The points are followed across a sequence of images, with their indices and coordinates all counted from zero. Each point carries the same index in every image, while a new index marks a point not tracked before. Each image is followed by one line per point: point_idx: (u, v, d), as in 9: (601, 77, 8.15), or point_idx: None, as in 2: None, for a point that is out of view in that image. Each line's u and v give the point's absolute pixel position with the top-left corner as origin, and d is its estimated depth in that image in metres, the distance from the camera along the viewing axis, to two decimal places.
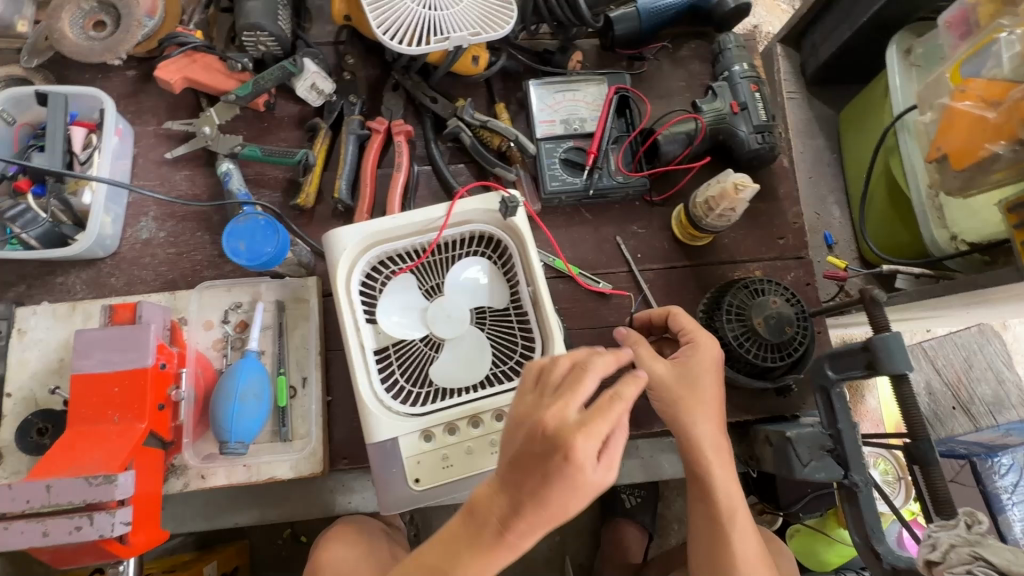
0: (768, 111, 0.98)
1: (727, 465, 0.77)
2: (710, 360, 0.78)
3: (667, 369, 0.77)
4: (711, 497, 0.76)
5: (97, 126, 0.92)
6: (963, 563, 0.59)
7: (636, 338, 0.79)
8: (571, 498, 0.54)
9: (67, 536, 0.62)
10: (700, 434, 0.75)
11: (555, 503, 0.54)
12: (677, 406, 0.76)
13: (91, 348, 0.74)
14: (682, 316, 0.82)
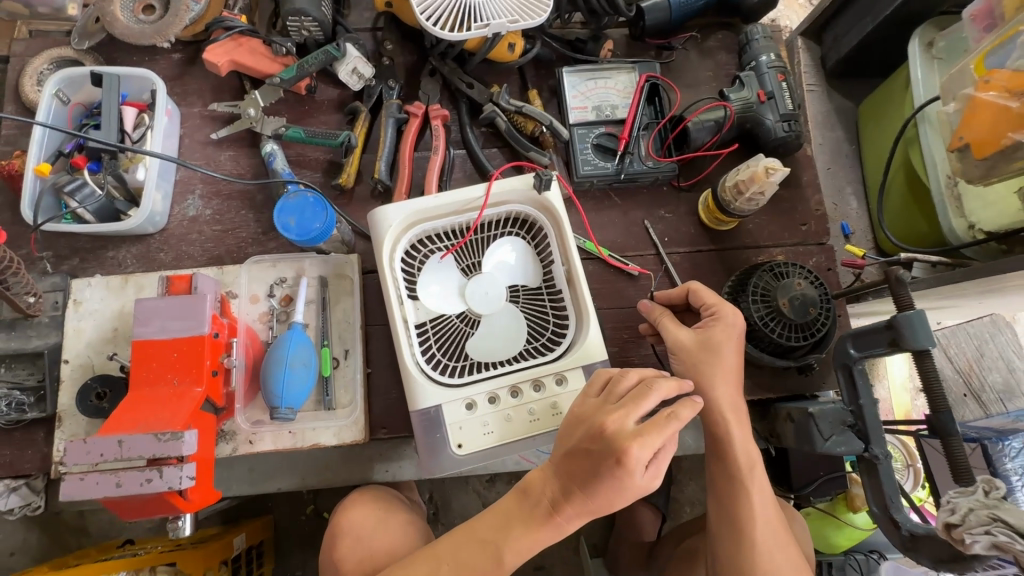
0: (794, 100, 1.01)
1: (744, 425, 0.83)
2: (733, 332, 0.83)
3: (690, 337, 0.84)
4: (730, 456, 0.82)
5: (147, 107, 0.95)
6: (982, 524, 0.63)
7: (660, 311, 0.88)
8: (615, 499, 0.65)
9: (140, 487, 0.66)
10: (718, 395, 0.82)
11: (600, 500, 0.65)
12: (697, 370, 0.83)
13: (151, 316, 0.78)
14: (703, 291, 0.86)
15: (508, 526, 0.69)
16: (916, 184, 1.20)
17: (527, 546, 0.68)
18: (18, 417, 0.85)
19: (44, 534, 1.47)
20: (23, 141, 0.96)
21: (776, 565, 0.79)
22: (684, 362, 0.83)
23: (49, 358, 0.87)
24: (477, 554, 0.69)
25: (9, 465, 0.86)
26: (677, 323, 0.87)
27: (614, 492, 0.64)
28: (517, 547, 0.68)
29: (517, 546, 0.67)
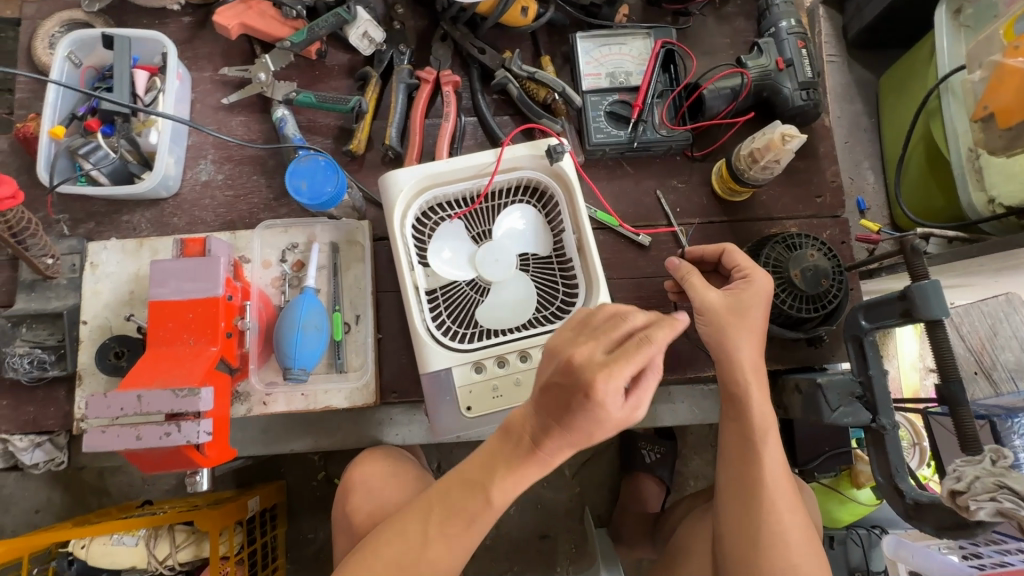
0: (814, 68, 0.98)
1: (764, 388, 0.84)
2: (763, 293, 0.84)
3: (720, 298, 0.84)
4: (746, 415, 0.84)
5: (158, 70, 0.95)
6: (987, 491, 0.63)
7: (688, 269, 0.87)
8: (595, 434, 0.57)
9: (158, 441, 0.68)
10: (743, 355, 0.82)
11: (579, 436, 0.58)
12: (723, 331, 0.83)
13: (167, 277, 0.79)
14: (738, 252, 0.88)
15: (492, 468, 0.68)
16: (936, 157, 1.19)
17: (515, 486, 0.68)
18: (40, 375, 0.87)
19: (67, 493, 1.53)
20: (37, 104, 0.96)
21: (785, 528, 0.80)
22: (716, 322, 0.83)
23: (68, 319, 0.89)
24: (466, 496, 0.70)
25: (33, 421, 0.88)
26: (705, 283, 0.85)
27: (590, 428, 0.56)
28: (505, 486, 0.68)
29: (502, 487, 0.67)
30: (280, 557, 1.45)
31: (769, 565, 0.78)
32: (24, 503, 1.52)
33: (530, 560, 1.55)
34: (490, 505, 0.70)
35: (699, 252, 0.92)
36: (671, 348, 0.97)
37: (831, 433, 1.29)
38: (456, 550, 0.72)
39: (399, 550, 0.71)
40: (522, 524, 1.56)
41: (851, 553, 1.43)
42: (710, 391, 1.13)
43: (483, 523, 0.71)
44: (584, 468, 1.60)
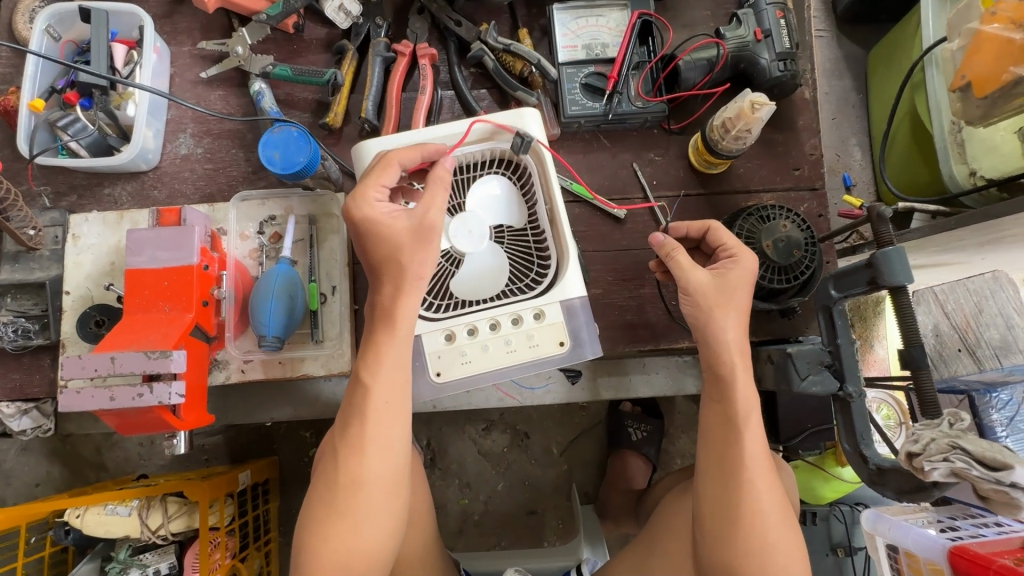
0: (793, 39, 0.97)
1: (748, 368, 0.83)
2: (748, 274, 0.83)
3: (707, 279, 0.83)
4: (730, 398, 0.82)
5: (136, 44, 0.95)
6: (940, 452, 0.65)
7: (673, 247, 0.85)
8: (400, 248, 0.76)
9: (132, 401, 0.71)
10: (728, 338, 0.82)
11: (386, 260, 0.76)
12: (707, 309, 0.82)
13: (142, 246, 0.81)
14: (723, 232, 0.86)
15: (363, 367, 0.73)
16: (919, 129, 1.22)
17: (393, 369, 0.73)
18: (25, 343, 0.89)
19: (66, 468, 1.57)
20: (19, 79, 0.98)
21: (762, 507, 0.78)
22: (701, 303, 0.83)
23: (50, 289, 0.91)
24: (352, 401, 0.73)
25: (19, 388, 0.91)
26: (692, 263, 0.84)
27: (396, 239, 0.76)
28: (377, 371, 0.73)
29: (377, 367, 0.72)
30: (272, 529, 1.48)
31: (744, 545, 0.77)
32: (24, 476, 1.56)
33: (518, 536, 1.57)
34: (382, 397, 0.72)
35: (683, 229, 0.91)
36: (645, 319, 0.98)
37: (813, 411, 1.27)
38: (377, 453, 0.71)
39: (325, 476, 0.71)
40: (510, 500, 1.58)
41: (833, 530, 1.44)
42: (687, 362, 1.14)
43: (384, 415, 0.72)
44: (571, 445, 1.61)
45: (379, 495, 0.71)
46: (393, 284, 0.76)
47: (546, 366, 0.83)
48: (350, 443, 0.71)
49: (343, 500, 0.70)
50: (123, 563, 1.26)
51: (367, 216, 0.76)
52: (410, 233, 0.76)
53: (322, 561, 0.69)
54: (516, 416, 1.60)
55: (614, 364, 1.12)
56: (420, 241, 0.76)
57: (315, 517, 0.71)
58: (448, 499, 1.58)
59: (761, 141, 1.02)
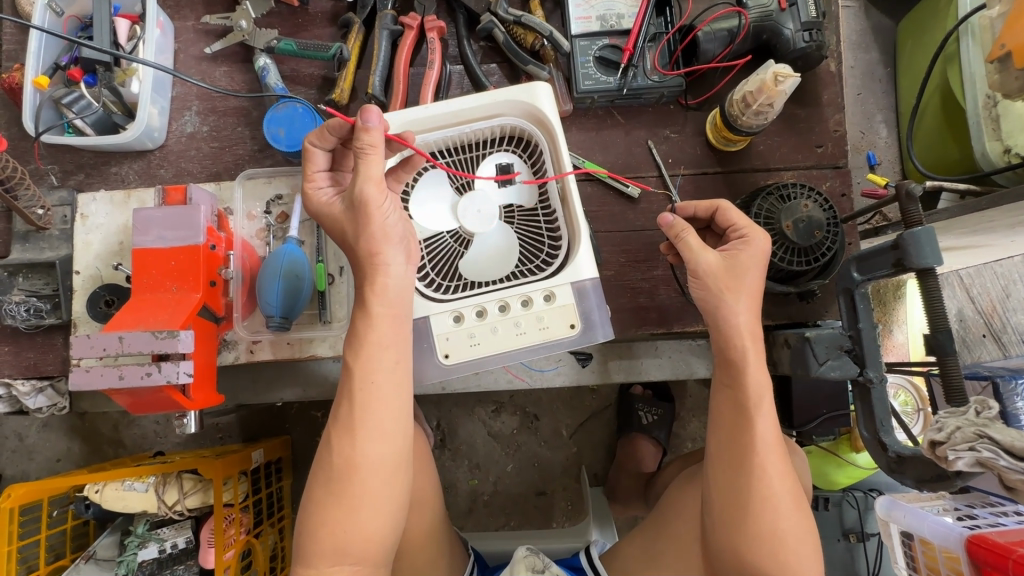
0: (820, 7, 0.93)
1: (759, 352, 0.80)
2: (762, 254, 0.80)
3: (717, 260, 0.80)
4: (739, 383, 0.79)
5: (139, 19, 0.93)
6: (966, 441, 0.62)
7: (682, 227, 0.82)
8: (344, 230, 0.74)
9: (141, 380, 0.71)
10: (740, 321, 0.79)
11: (343, 245, 0.75)
12: (721, 292, 0.80)
13: (150, 225, 0.80)
14: (732, 211, 0.83)
15: (350, 352, 0.72)
16: (951, 105, 1.17)
17: (381, 353, 0.71)
18: (37, 323, 0.90)
19: (85, 445, 1.60)
20: (23, 56, 0.96)
21: (773, 492, 0.76)
22: (712, 286, 0.80)
23: (61, 269, 0.91)
24: (343, 386, 0.72)
25: (33, 366, 0.92)
26: (701, 244, 0.81)
27: (338, 223, 0.74)
28: (366, 356, 0.71)
29: (363, 352, 0.71)
30: (285, 506, 1.50)
31: (758, 531, 0.76)
32: (45, 452, 1.60)
33: (526, 516, 1.57)
34: (371, 381, 0.71)
35: (691, 208, 0.88)
36: (657, 302, 0.95)
37: (830, 396, 1.25)
38: (370, 437, 0.70)
39: (321, 460, 0.71)
40: (519, 481, 1.59)
41: (845, 515, 1.42)
42: (699, 346, 1.13)
43: (372, 398, 0.70)
44: (580, 428, 1.61)
45: (374, 479, 0.70)
46: (355, 264, 0.74)
47: (557, 348, 0.81)
48: (342, 427, 0.70)
49: (341, 485, 0.69)
50: (141, 536, 1.29)
51: (315, 210, 0.76)
52: (346, 213, 0.73)
53: (322, 542, 0.69)
54: (526, 399, 1.60)
55: (625, 347, 1.10)
56: (355, 217, 0.71)
57: (314, 499, 0.71)
58: (457, 480, 1.59)
59: (784, 117, 0.98)
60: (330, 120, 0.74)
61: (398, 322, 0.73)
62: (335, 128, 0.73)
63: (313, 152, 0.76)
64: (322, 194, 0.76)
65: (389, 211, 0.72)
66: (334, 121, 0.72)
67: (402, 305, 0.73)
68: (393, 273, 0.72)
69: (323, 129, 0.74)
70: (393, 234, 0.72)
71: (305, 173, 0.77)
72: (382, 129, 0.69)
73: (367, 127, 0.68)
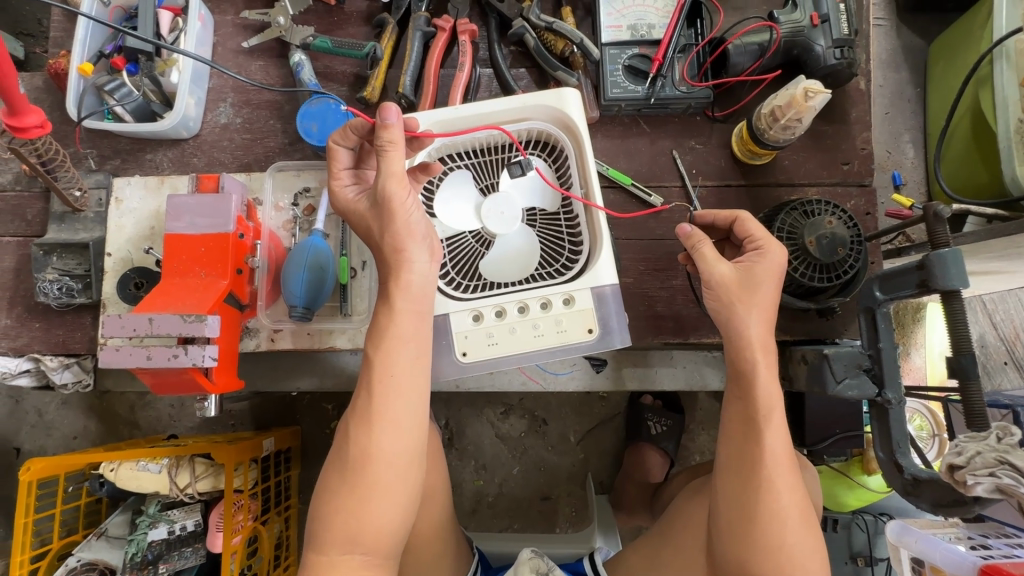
0: (852, 24, 0.92)
1: (771, 364, 0.80)
2: (776, 268, 0.80)
3: (730, 272, 0.81)
4: (747, 392, 0.80)
5: (181, 11, 0.96)
6: (987, 466, 0.62)
7: (699, 238, 0.83)
8: (369, 227, 0.75)
9: (168, 361, 0.73)
10: (751, 333, 0.79)
11: (368, 241, 0.76)
12: (730, 303, 0.80)
13: (182, 211, 0.83)
14: (750, 223, 0.83)
15: (371, 345, 0.73)
16: (981, 127, 1.16)
17: (401, 347, 0.72)
18: (68, 301, 0.92)
19: (102, 424, 1.64)
20: (69, 43, 1.00)
21: (781, 507, 0.76)
22: (724, 298, 0.80)
23: (94, 250, 0.94)
24: (363, 379, 0.73)
25: (62, 343, 0.94)
26: (717, 256, 0.82)
27: (364, 220, 0.75)
28: (387, 350, 0.72)
29: (384, 346, 0.72)
30: (292, 496, 1.52)
31: (765, 544, 0.75)
32: (63, 429, 1.64)
33: (530, 520, 1.57)
34: (390, 374, 0.72)
35: (709, 218, 0.88)
36: (674, 311, 0.96)
37: (843, 416, 1.24)
38: (386, 429, 0.71)
39: (339, 450, 0.72)
40: (524, 484, 1.59)
41: (854, 538, 1.40)
42: (715, 358, 1.13)
43: (390, 391, 0.71)
44: (588, 435, 1.60)
45: (389, 470, 0.71)
46: (380, 258, 0.75)
47: (573, 352, 0.82)
48: (360, 418, 0.71)
49: (356, 475, 0.70)
50: (152, 517, 1.31)
51: (340, 207, 0.78)
52: (372, 210, 0.74)
53: (335, 530, 0.70)
54: (535, 402, 1.60)
55: (639, 355, 1.11)
56: (380, 214, 0.72)
57: (329, 488, 0.72)
58: (463, 479, 1.60)
59: (810, 133, 0.98)
60: (353, 119, 0.75)
61: (421, 317, 0.74)
62: (357, 127, 0.74)
63: (337, 150, 0.77)
64: (348, 191, 0.78)
65: (412, 208, 0.73)
66: (358, 119, 0.73)
67: (424, 300, 0.74)
68: (417, 269, 0.73)
69: (346, 128, 0.75)
70: (417, 232, 0.73)
71: (331, 171, 0.78)
72: (400, 126, 0.70)
73: (387, 124, 0.68)
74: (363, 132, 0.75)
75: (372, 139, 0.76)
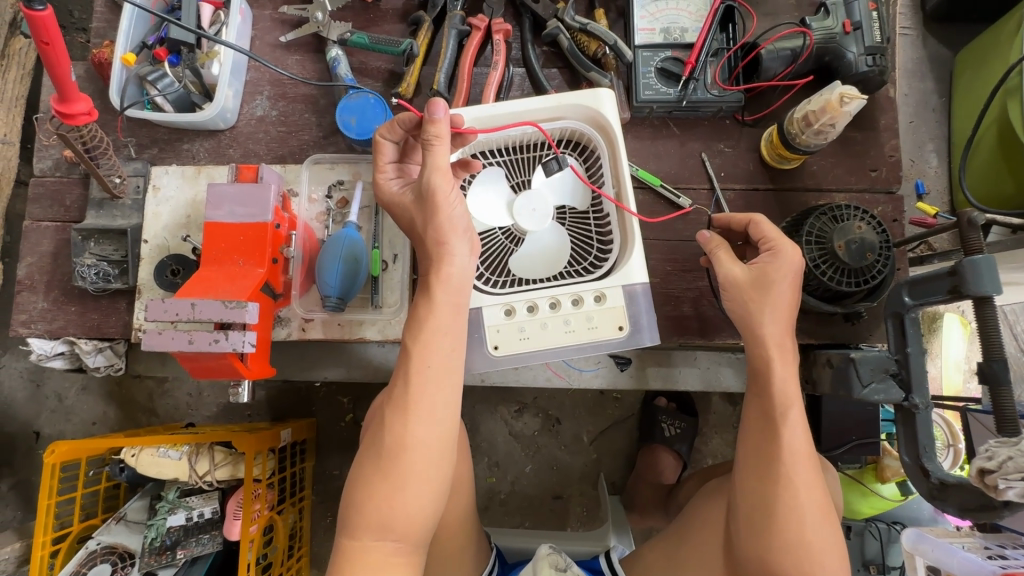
0: (885, 32, 0.93)
1: (788, 363, 0.81)
2: (790, 269, 0.80)
3: (744, 273, 0.83)
4: (768, 391, 0.81)
5: (222, 5, 0.98)
6: (1019, 471, 0.62)
7: (717, 243, 0.87)
8: (412, 220, 0.77)
9: (208, 346, 0.74)
10: (768, 333, 0.80)
11: (409, 233, 0.78)
12: (751, 304, 0.82)
13: (222, 201, 0.84)
14: (764, 224, 0.84)
15: (408, 335, 0.74)
16: (1007, 138, 1.16)
17: (438, 339, 0.74)
18: (104, 286, 0.94)
19: (120, 411, 1.66)
20: (111, 34, 1.02)
21: (800, 503, 0.76)
22: (741, 297, 0.82)
23: (130, 237, 0.96)
24: (400, 369, 0.74)
25: (96, 327, 0.96)
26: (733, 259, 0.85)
27: (407, 213, 0.77)
28: (424, 341, 0.73)
29: (422, 337, 0.73)
30: (306, 487, 1.53)
31: (786, 543, 0.76)
32: (83, 414, 1.66)
33: (542, 519, 1.58)
34: (426, 365, 0.73)
35: (726, 220, 0.89)
36: (700, 312, 0.96)
37: (861, 422, 1.25)
38: (421, 418, 0.72)
39: (373, 437, 0.74)
40: (536, 482, 1.60)
41: (867, 546, 1.41)
42: (736, 360, 1.13)
43: (426, 381, 0.73)
44: (601, 435, 1.61)
45: (423, 458, 0.72)
46: (421, 250, 0.77)
47: (603, 349, 0.83)
48: (396, 406, 0.72)
49: (389, 463, 0.71)
50: (171, 503, 1.33)
51: (383, 199, 0.79)
52: (416, 203, 0.76)
53: (367, 515, 0.71)
54: (550, 401, 1.61)
55: (661, 355, 1.12)
56: (423, 208, 0.74)
57: (362, 474, 0.73)
58: (476, 476, 1.61)
59: (839, 139, 0.99)
60: (400, 114, 0.77)
61: (458, 309, 0.75)
62: (405, 121, 0.76)
63: (384, 145, 0.79)
64: (391, 184, 0.79)
65: (455, 203, 0.74)
66: (406, 114, 0.75)
67: (462, 293, 0.75)
68: (458, 263, 0.75)
69: (394, 122, 0.77)
70: (458, 225, 0.75)
71: (376, 163, 0.80)
72: (447, 121, 0.72)
73: (434, 119, 0.70)
74: (409, 127, 0.78)
75: (418, 134, 0.78)
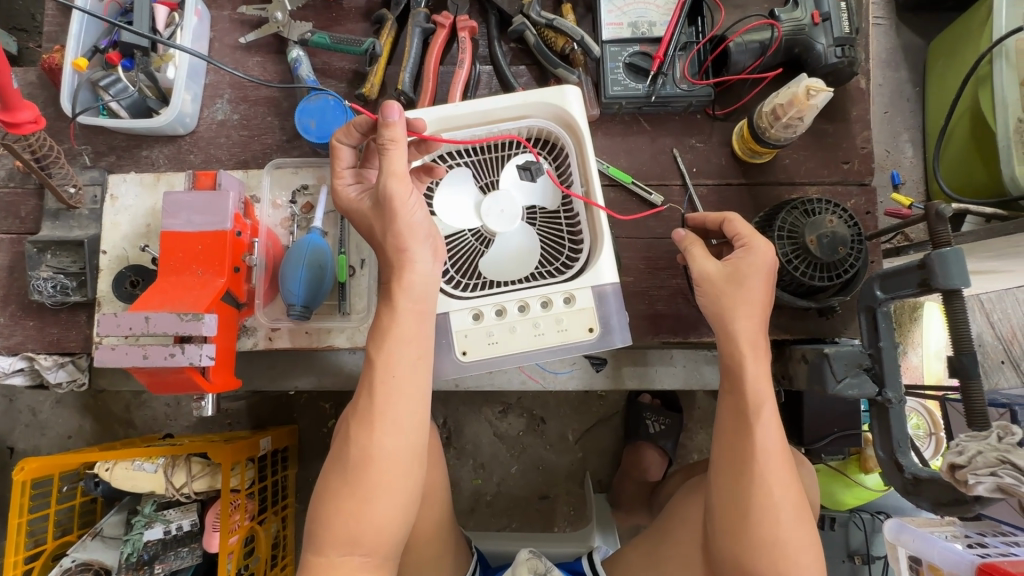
0: (853, 23, 0.92)
1: (760, 361, 0.80)
2: (764, 265, 0.79)
3: (717, 269, 0.82)
4: (740, 390, 0.80)
5: (177, 6, 0.95)
6: (988, 466, 0.62)
7: (693, 240, 0.85)
8: (371, 226, 0.75)
9: (164, 360, 0.72)
10: (738, 331, 0.79)
11: (369, 240, 0.76)
12: (721, 302, 0.81)
13: (179, 209, 0.82)
14: (738, 221, 0.83)
15: (372, 344, 0.72)
16: (980, 127, 1.16)
17: (402, 347, 0.72)
18: (63, 299, 0.91)
19: (97, 423, 1.62)
20: (64, 38, 0.98)
21: (774, 503, 0.75)
22: (712, 293, 0.81)
23: (88, 248, 0.93)
24: (365, 380, 0.72)
25: (56, 342, 0.93)
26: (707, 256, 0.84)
27: (367, 220, 0.75)
28: (390, 351, 0.71)
29: (386, 347, 0.71)
30: (289, 495, 1.51)
31: (761, 544, 0.75)
32: (57, 428, 1.63)
33: (529, 520, 1.57)
34: (391, 374, 0.71)
35: (700, 219, 0.88)
36: (675, 310, 0.95)
37: (843, 414, 1.25)
38: (387, 429, 0.70)
39: (339, 451, 0.72)
40: (523, 483, 1.59)
41: (851, 537, 1.40)
42: (715, 356, 1.13)
43: (392, 391, 0.71)
44: (586, 434, 1.60)
45: (391, 470, 0.70)
46: (382, 256, 0.75)
47: (574, 351, 0.82)
48: (360, 419, 0.71)
49: (355, 476, 0.70)
50: (148, 517, 1.30)
51: (342, 205, 0.77)
52: (375, 210, 0.74)
53: (334, 531, 0.69)
54: (534, 401, 1.60)
55: (639, 353, 1.11)
56: (382, 214, 0.72)
57: (329, 489, 0.71)
58: (462, 478, 1.59)
59: (811, 131, 0.98)
60: (357, 116, 0.75)
61: (423, 317, 0.74)
62: (360, 124, 0.74)
63: (341, 149, 0.77)
64: (349, 190, 0.77)
65: (415, 208, 0.72)
66: (361, 116, 0.73)
67: (426, 300, 0.74)
68: (420, 269, 0.73)
69: (350, 125, 0.75)
70: (419, 232, 0.73)
71: (334, 169, 0.78)
72: (402, 124, 0.70)
73: (388, 122, 0.68)
74: (365, 130, 0.75)
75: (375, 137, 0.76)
